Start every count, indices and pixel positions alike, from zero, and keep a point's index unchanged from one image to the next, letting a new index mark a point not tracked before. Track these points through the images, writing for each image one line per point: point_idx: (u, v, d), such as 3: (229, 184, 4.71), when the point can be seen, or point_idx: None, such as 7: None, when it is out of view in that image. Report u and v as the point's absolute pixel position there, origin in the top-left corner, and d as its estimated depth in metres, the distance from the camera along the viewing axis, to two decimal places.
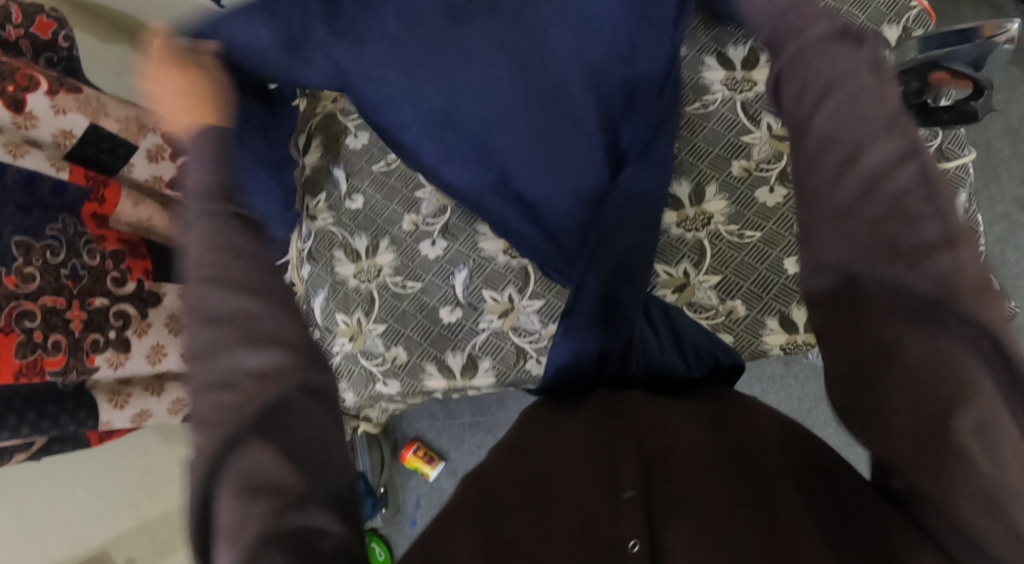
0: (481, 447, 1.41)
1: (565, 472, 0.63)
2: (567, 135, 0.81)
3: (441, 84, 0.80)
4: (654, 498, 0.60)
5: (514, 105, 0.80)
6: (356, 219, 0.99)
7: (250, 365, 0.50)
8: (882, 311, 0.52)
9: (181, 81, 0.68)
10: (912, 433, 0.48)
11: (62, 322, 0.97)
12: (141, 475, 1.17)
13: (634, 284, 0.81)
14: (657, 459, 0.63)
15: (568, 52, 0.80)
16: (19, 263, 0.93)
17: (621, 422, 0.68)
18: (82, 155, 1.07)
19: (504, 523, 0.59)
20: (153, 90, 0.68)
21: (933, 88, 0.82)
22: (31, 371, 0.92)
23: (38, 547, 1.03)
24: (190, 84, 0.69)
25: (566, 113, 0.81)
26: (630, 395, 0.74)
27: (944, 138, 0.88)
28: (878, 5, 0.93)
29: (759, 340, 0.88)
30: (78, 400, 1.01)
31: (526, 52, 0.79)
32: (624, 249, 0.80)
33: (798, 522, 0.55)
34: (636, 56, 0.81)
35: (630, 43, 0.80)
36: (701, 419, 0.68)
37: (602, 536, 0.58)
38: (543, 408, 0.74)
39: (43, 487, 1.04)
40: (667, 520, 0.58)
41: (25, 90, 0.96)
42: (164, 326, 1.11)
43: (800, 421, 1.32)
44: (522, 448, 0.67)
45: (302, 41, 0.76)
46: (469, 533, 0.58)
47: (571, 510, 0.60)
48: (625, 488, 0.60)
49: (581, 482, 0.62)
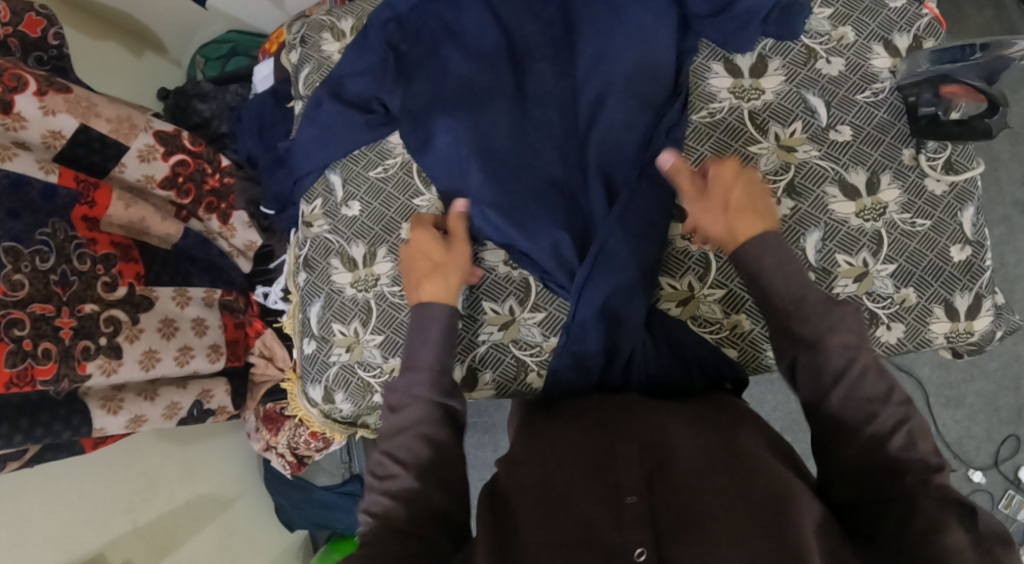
0: (479, 447, 1.41)
1: (569, 481, 0.66)
2: (578, 160, 0.89)
3: (480, 111, 0.91)
4: (659, 506, 0.62)
5: (542, 132, 0.90)
6: (353, 227, 0.97)
7: (401, 479, 0.71)
8: (859, 408, 0.67)
9: (437, 272, 0.84)
10: (894, 531, 0.60)
11: (52, 330, 0.95)
12: (136, 479, 1.16)
13: (635, 294, 0.83)
14: (660, 466, 0.65)
15: (593, 87, 0.90)
16: (8, 270, 0.90)
17: (622, 427, 0.70)
18: (73, 157, 1.06)
19: (522, 534, 0.64)
20: (414, 270, 0.85)
21: (945, 101, 0.83)
22: (22, 381, 0.90)
23: (35, 553, 0.99)
24: (442, 274, 0.83)
25: (579, 143, 0.90)
26: (628, 406, 0.75)
27: (954, 150, 0.87)
28: (889, 12, 0.91)
29: (763, 354, 0.89)
30: (71, 407, 0.98)
31: (558, 86, 0.92)
32: (632, 255, 0.83)
33: (803, 534, 0.58)
34: (642, 86, 0.89)
35: (643, 76, 0.89)
36: (699, 427, 0.71)
37: (606, 542, 0.60)
38: (539, 418, 0.79)
39: (37, 494, 1.01)
40: (674, 529, 0.60)
41: (13, 92, 0.95)
42: (156, 330, 1.10)
43: (797, 423, 1.32)
44: (526, 458, 0.71)
45: (402, 72, 0.94)
46: (484, 550, 0.63)
47: (578, 518, 0.62)
48: (628, 493, 0.63)
49: (585, 489, 0.64)
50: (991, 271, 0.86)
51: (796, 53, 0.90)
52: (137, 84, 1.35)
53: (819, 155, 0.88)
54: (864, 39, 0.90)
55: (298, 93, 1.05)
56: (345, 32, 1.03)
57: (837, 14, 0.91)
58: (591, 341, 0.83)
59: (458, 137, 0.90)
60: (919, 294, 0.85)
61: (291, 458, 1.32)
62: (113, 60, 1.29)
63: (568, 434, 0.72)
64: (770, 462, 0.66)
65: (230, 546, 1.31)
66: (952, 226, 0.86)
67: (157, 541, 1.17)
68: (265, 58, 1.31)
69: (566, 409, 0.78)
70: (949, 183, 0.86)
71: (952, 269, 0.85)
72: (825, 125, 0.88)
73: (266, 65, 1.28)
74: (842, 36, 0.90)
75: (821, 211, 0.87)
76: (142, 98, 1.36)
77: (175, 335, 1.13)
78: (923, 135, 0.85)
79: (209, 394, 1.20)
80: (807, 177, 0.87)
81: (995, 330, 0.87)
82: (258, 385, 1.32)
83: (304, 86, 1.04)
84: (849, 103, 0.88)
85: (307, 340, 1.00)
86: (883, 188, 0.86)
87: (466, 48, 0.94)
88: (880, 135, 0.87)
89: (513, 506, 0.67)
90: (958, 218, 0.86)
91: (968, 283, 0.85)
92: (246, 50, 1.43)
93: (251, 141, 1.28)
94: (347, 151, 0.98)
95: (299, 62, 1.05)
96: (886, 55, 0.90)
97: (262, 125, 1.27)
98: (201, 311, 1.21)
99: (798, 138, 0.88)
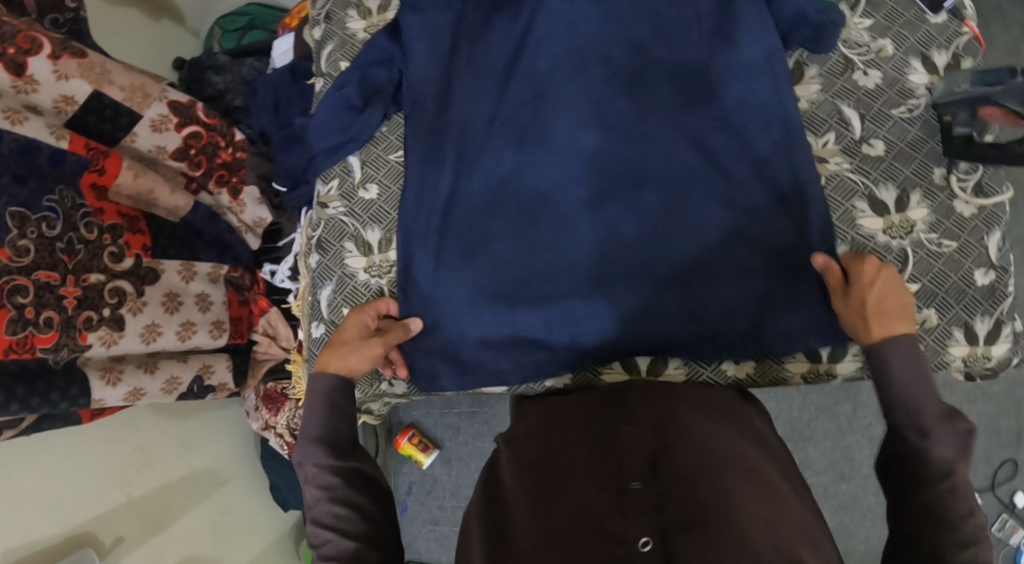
0: (478, 437, 1.37)
1: (571, 465, 0.66)
2: (563, 85, 0.93)
3: (559, 23, 0.93)
4: (662, 494, 0.62)
5: (583, 30, 0.93)
6: (369, 210, 0.99)
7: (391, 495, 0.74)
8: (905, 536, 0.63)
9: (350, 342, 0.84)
10: None
11: (55, 299, 0.93)
12: (131, 453, 1.15)
13: (572, 169, 0.92)
14: (662, 452, 0.65)
15: (578, 21, 0.93)
16: (14, 235, 0.88)
17: (623, 412, 0.71)
18: (84, 123, 1.03)
19: (519, 517, 0.63)
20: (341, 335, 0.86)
21: (981, 122, 0.83)
22: (22, 348, 0.88)
23: (23, 520, 0.97)
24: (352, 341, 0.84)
25: (594, 67, 0.92)
26: (629, 390, 0.76)
27: (985, 173, 0.86)
28: (929, 28, 0.90)
29: (781, 368, 0.90)
30: (69, 377, 0.97)
31: (606, 7, 0.92)
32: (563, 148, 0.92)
33: None
34: (673, 69, 0.91)
35: (666, 69, 0.91)
36: (710, 417, 0.72)
37: (608, 530, 0.59)
38: (550, 404, 0.79)
39: (31, 463, 1.00)
40: (675, 519, 0.60)
41: (26, 54, 0.92)
42: (159, 304, 1.08)
43: (799, 433, 1.32)
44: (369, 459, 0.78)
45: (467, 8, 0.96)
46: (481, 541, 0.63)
47: (581, 501, 0.62)
48: (633, 479, 0.63)
49: (586, 472, 0.65)
50: (1013, 297, 0.85)
51: (833, 62, 0.90)
52: (153, 51, 1.32)
53: (850, 168, 0.87)
54: (902, 53, 0.89)
55: (320, 70, 1.04)
56: (371, 11, 1.02)
57: (876, 25, 0.90)
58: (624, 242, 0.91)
59: (497, 50, 0.95)
60: (940, 316, 0.85)
61: (290, 439, 1.27)
62: (130, 26, 1.26)
63: (572, 419, 0.72)
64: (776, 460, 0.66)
65: (220, 524, 1.29)
66: (978, 250, 0.85)
67: (151, 516, 1.16)
68: (285, 32, 1.29)
69: (543, 401, 0.81)
70: (977, 207, 0.86)
71: (974, 292, 0.85)
72: (859, 138, 0.88)
73: (286, 40, 1.27)
74: (881, 48, 0.89)
75: (845, 227, 0.87)
76: (157, 68, 1.33)
77: (178, 310, 1.11)
78: (955, 155, 0.84)
79: (209, 370, 1.18)
80: (835, 191, 0.87)
81: (1013, 356, 0.86)
82: (258, 363, 1.31)
83: (326, 63, 1.02)
84: (884, 118, 0.88)
85: (314, 323, 0.99)
86: (912, 206, 0.86)
87: (512, 53, 0.95)
88: (912, 152, 0.87)
89: (511, 499, 0.66)
90: (985, 242, 0.85)
91: (989, 307, 0.85)
92: (264, 24, 1.40)
93: (267, 115, 1.26)
94: (369, 133, 0.98)
95: (322, 38, 1.04)
96: (924, 71, 0.89)
97: (278, 99, 1.24)
98: (206, 287, 1.19)
99: (830, 150, 0.88)
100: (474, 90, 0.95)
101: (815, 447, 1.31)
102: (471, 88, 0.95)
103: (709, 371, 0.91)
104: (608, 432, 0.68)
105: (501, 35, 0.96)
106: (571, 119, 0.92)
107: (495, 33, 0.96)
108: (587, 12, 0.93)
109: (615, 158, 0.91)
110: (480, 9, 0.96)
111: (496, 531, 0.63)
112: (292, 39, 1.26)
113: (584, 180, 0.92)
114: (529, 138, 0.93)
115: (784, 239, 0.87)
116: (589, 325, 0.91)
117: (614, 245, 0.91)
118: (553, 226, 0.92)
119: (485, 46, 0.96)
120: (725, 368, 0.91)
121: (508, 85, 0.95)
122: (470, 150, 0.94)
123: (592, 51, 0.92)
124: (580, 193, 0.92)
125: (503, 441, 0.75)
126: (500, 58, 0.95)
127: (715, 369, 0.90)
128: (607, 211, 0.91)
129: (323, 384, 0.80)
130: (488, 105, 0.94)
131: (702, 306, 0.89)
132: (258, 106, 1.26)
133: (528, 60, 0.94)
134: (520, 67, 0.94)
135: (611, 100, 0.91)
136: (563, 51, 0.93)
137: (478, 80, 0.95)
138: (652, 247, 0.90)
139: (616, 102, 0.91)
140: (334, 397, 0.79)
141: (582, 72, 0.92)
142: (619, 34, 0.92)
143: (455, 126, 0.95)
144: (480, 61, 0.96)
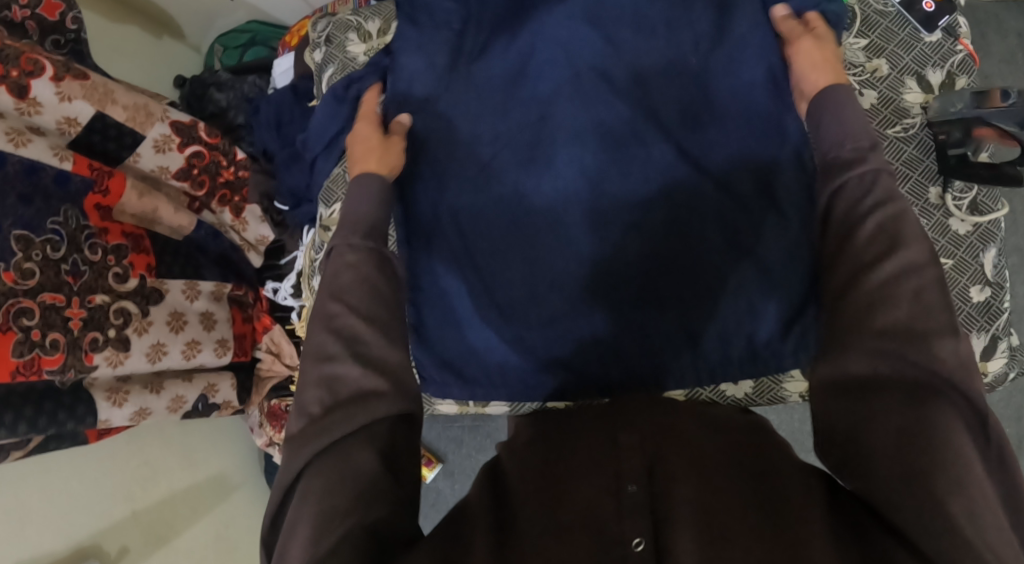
0: (481, 451, 1.38)
1: (569, 470, 0.66)
2: (561, 102, 0.93)
3: (557, 49, 0.95)
4: (658, 495, 0.62)
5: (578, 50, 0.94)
6: None
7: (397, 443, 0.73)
8: None
9: (381, 143, 0.89)
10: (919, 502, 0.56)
11: (61, 320, 0.94)
12: (136, 468, 1.16)
13: (570, 188, 0.92)
14: (661, 456, 0.65)
15: (574, 43, 0.94)
16: (19, 258, 0.89)
17: (624, 422, 0.71)
18: (87, 143, 1.04)
19: (518, 520, 0.63)
20: (365, 139, 0.90)
21: (976, 140, 0.84)
22: (28, 370, 0.89)
23: (31, 538, 0.98)
24: (383, 144, 0.89)
25: (592, 86, 0.93)
26: (629, 403, 0.76)
27: (980, 191, 0.87)
28: (923, 46, 0.91)
29: (781, 388, 0.93)
30: (75, 397, 0.98)
31: (597, 27, 0.94)
32: (563, 165, 0.93)
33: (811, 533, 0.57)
34: (668, 85, 0.92)
35: (662, 87, 0.92)
36: (714, 426, 0.71)
37: (604, 532, 0.60)
38: (553, 416, 0.79)
39: (37, 481, 1.01)
40: (670, 517, 0.60)
41: (29, 76, 0.93)
42: (165, 323, 1.09)
43: (799, 444, 1.33)
44: None
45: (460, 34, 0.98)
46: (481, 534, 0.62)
47: (579, 502, 0.62)
48: (629, 481, 0.63)
49: (584, 475, 0.65)
50: (1009, 312, 0.86)
51: None
52: (154, 71, 1.33)
53: None
54: (897, 72, 0.90)
55: (320, 93, 1.06)
56: (371, 35, 1.04)
57: (871, 45, 0.91)
58: (621, 257, 0.91)
59: (495, 72, 0.96)
60: None
61: None
62: (132, 46, 1.28)
63: (574, 431, 0.73)
64: (779, 462, 0.66)
65: (227, 538, 1.30)
66: (974, 267, 0.86)
67: (157, 531, 1.16)
68: (285, 51, 1.30)
69: (548, 413, 0.81)
70: (973, 224, 0.87)
71: (971, 308, 0.86)
72: None
73: (286, 60, 1.28)
74: (876, 67, 0.90)
75: None
76: (157, 87, 1.34)
77: (183, 329, 1.12)
78: (952, 174, 0.85)
79: (214, 388, 1.19)
80: None
81: (1009, 371, 0.87)
82: (263, 380, 1.32)
83: (327, 87, 1.05)
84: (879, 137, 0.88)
85: None
86: None
87: (508, 73, 0.97)
88: (909, 171, 0.88)
89: (513, 499, 0.66)
90: (980, 259, 0.86)
91: (985, 323, 0.86)
92: (265, 40, 1.40)
93: (269, 133, 1.27)
94: None
95: (323, 61, 1.06)
96: (919, 89, 0.90)
97: (280, 119, 1.26)
98: (210, 305, 1.20)
99: None
100: (471, 112, 0.96)
101: (817, 458, 1.32)
102: (468, 109, 0.96)
103: (709, 392, 0.93)
104: (608, 439, 0.69)
105: (496, 56, 0.97)
106: (569, 138, 0.93)
107: (491, 54, 0.97)
108: (583, 35, 0.94)
109: (611, 174, 0.92)
110: (478, 30, 0.98)
111: (499, 530, 0.63)
112: (293, 58, 1.27)
113: (584, 199, 0.92)
114: (525, 156, 0.94)
115: (779, 254, 0.88)
116: (589, 343, 0.92)
117: (613, 263, 0.91)
118: (551, 236, 0.93)
119: (483, 66, 0.97)
120: (725, 389, 0.93)
121: (507, 104, 0.96)
122: (470, 169, 0.95)
123: (590, 70, 0.93)
124: (580, 209, 0.92)
125: (505, 449, 0.75)
126: (497, 78, 0.96)
127: (715, 389, 0.93)
128: (610, 230, 0.91)
129: (369, 183, 0.83)
130: (485, 128, 0.95)
131: (700, 323, 0.90)
132: (260, 126, 1.28)
133: (525, 81, 0.95)
134: (518, 90, 0.96)
135: (609, 119, 0.92)
136: (561, 70, 0.94)
137: (476, 102, 0.96)
138: (650, 262, 0.90)
139: (613, 122, 0.92)
140: (379, 194, 0.83)
141: (580, 90, 0.93)
142: (614, 54, 0.93)
143: (454, 147, 0.96)
144: (477, 84, 0.97)
